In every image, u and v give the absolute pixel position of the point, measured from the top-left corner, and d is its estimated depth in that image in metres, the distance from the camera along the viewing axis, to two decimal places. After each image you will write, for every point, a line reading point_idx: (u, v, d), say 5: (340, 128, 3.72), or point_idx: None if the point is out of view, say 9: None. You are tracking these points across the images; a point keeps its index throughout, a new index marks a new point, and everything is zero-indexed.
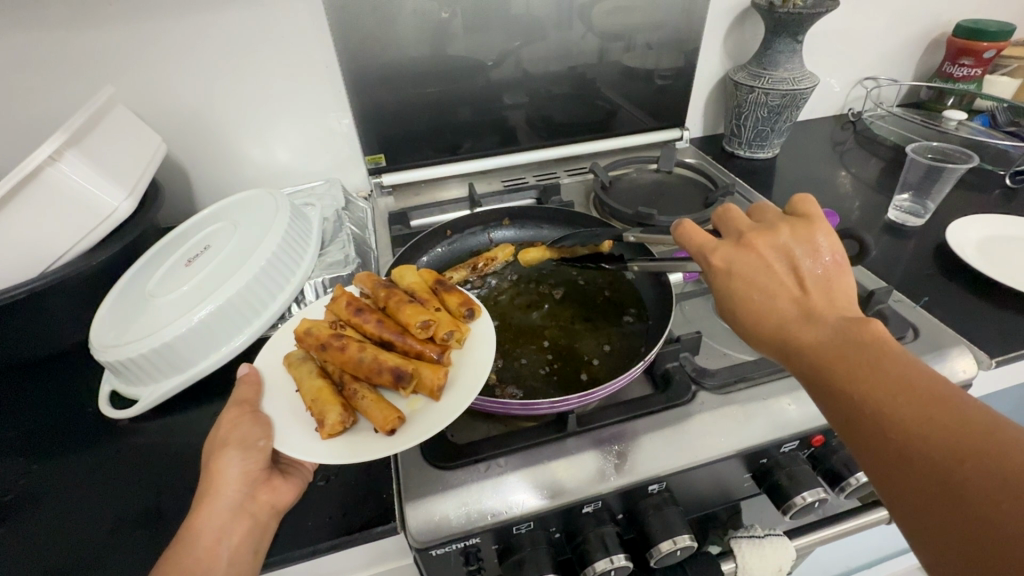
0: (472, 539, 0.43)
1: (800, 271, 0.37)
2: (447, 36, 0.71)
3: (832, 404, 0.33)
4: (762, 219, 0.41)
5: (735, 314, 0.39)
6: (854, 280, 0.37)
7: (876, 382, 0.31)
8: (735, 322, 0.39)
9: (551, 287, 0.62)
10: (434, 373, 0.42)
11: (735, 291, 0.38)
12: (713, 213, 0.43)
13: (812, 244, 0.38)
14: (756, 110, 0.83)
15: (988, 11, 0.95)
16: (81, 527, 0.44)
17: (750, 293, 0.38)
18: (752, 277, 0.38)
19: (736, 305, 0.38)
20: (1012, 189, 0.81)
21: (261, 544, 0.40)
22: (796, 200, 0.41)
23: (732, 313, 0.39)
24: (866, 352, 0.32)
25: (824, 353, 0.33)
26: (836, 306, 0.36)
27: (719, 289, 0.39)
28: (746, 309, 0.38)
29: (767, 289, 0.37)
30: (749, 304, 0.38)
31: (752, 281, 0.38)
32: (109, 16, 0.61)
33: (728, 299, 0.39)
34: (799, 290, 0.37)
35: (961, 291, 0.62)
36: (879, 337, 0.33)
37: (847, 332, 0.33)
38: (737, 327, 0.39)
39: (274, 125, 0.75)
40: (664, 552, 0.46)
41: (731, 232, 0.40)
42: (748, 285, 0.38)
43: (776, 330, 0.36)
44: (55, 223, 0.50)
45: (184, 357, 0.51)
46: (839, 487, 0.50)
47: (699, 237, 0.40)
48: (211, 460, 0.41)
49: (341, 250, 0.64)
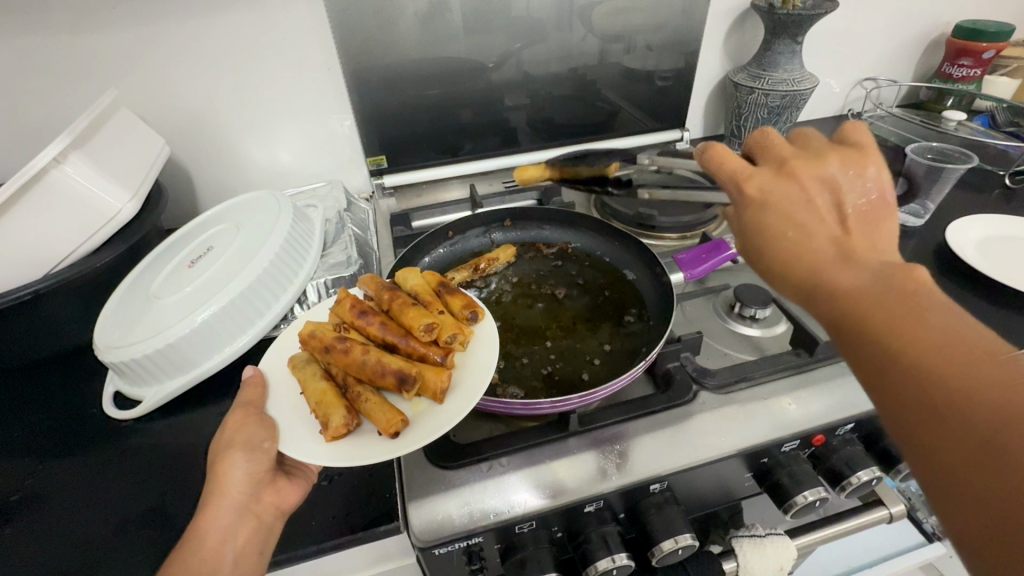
0: (475, 538, 0.43)
1: (842, 206, 0.35)
2: (448, 37, 0.72)
3: (863, 352, 0.31)
4: (805, 148, 0.40)
5: (759, 249, 0.37)
6: (898, 223, 0.35)
7: (919, 337, 0.29)
8: (757, 259, 0.37)
9: (552, 286, 0.63)
10: (437, 376, 0.42)
11: (767, 225, 0.36)
12: (748, 136, 0.42)
13: (860, 175, 0.36)
14: (756, 111, 0.83)
15: (987, 12, 0.96)
16: (87, 527, 0.44)
17: (782, 225, 0.35)
18: (789, 209, 0.36)
19: (761, 239, 0.36)
20: (1012, 189, 0.81)
21: (265, 545, 0.41)
22: (847, 131, 0.40)
23: (756, 250, 0.37)
24: (911, 303, 0.30)
25: (863, 299, 0.31)
26: (877, 248, 0.34)
27: (747, 219, 0.37)
28: (776, 247, 0.35)
29: (803, 225, 0.35)
30: (781, 239, 0.35)
31: (787, 211, 0.36)
32: (113, 20, 0.61)
33: (754, 231, 0.37)
34: (839, 229, 0.35)
35: (961, 291, 0.62)
36: (922, 287, 0.31)
37: (888, 277, 0.31)
38: (761, 265, 0.37)
39: (277, 127, 0.75)
40: (666, 551, 0.46)
41: (772, 160, 0.39)
42: (782, 215, 0.36)
43: (808, 272, 0.34)
44: (58, 225, 0.50)
45: (189, 358, 0.51)
46: (839, 487, 0.51)
47: (731, 158, 0.39)
48: (216, 462, 0.41)
49: (344, 251, 0.64)
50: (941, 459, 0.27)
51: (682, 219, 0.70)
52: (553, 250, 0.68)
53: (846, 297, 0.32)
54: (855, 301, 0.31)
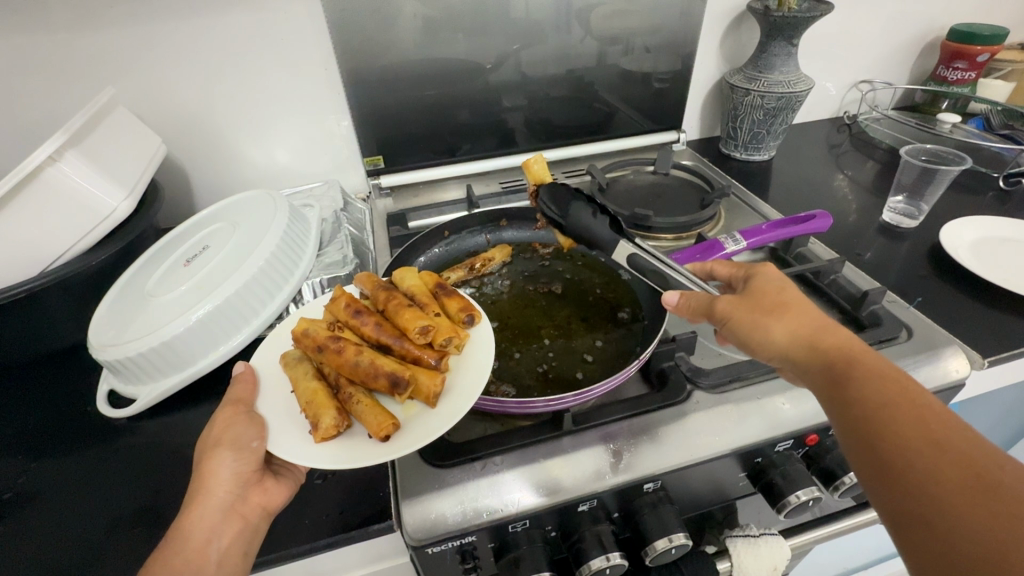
0: (468, 538, 0.43)
1: None
2: (445, 39, 0.72)
3: (850, 391, 0.35)
4: None
5: (751, 310, 0.41)
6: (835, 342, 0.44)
7: (897, 385, 0.34)
8: (742, 318, 0.41)
9: (547, 285, 0.63)
10: (430, 380, 0.42)
11: (777, 292, 0.42)
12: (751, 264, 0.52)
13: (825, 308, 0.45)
14: (752, 113, 0.84)
15: (982, 15, 0.96)
16: (80, 524, 0.44)
17: (779, 298, 0.41)
18: (793, 289, 0.42)
19: (756, 303, 0.41)
20: (1006, 191, 0.81)
21: (251, 546, 0.40)
22: None
23: (748, 310, 0.41)
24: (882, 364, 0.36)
25: (850, 352, 0.37)
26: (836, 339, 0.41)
27: (745, 292, 0.43)
28: (778, 307, 0.40)
29: (802, 300, 0.41)
30: (786, 302, 0.41)
31: (787, 295, 0.41)
32: (112, 19, 0.61)
33: (748, 300, 0.41)
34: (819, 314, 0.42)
35: (954, 291, 0.62)
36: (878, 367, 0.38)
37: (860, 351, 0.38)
38: (760, 314, 0.40)
39: (275, 127, 0.75)
40: (659, 550, 0.46)
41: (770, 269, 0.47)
42: (782, 295, 0.41)
43: (808, 326, 0.39)
44: (52, 223, 0.50)
45: (181, 356, 0.51)
46: (833, 487, 0.51)
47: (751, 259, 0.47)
48: (203, 460, 0.41)
49: (339, 251, 0.64)
50: (929, 483, 0.30)
51: (678, 220, 0.69)
52: (549, 250, 0.68)
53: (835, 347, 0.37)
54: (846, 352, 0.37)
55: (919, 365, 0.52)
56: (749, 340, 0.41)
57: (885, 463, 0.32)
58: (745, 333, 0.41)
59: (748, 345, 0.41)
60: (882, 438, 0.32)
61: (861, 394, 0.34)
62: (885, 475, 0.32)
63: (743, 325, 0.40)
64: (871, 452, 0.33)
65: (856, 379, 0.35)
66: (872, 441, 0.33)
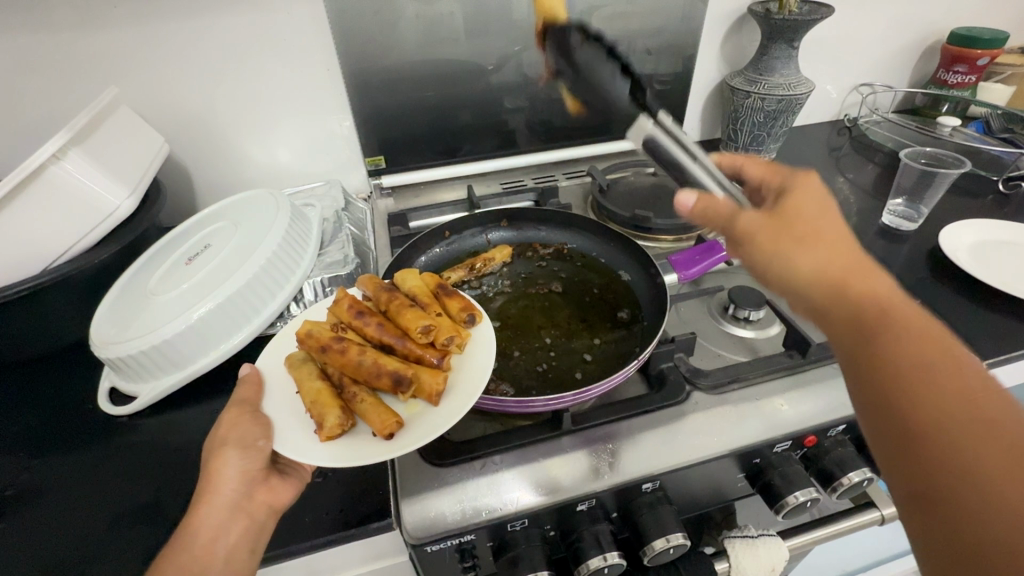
0: (467, 536, 0.43)
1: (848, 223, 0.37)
2: (448, 40, 0.72)
3: (875, 350, 0.32)
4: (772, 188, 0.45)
5: (780, 232, 0.35)
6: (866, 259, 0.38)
7: (925, 343, 0.31)
8: (768, 241, 0.35)
9: (546, 285, 0.63)
10: (433, 378, 0.42)
11: (811, 214, 0.36)
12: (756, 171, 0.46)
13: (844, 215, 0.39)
14: (752, 115, 0.84)
15: (982, 19, 0.97)
16: (81, 522, 0.44)
17: (810, 220, 0.35)
18: (824, 209, 0.36)
19: (784, 226, 0.35)
20: (1005, 195, 0.82)
21: (258, 543, 0.40)
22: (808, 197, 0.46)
23: (777, 234, 0.35)
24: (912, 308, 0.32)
25: (882, 300, 0.32)
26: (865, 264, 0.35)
27: (776, 212, 0.37)
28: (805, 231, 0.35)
29: (832, 223, 0.35)
30: (812, 230, 0.35)
31: (815, 217, 0.35)
32: (116, 19, 0.62)
33: (779, 222, 0.35)
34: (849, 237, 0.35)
35: (953, 294, 0.63)
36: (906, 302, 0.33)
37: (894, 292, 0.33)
38: (785, 241, 0.35)
39: (277, 127, 0.76)
40: (657, 550, 0.47)
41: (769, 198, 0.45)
42: (812, 216, 0.35)
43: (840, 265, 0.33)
44: (56, 222, 0.51)
45: (183, 355, 0.51)
46: (830, 487, 0.50)
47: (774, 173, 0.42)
48: (211, 459, 0.42)
49: (341, 250, 0.64)
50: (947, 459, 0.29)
51: (678, 221, 0.69)
52: (549, 250, 0.68)
53: (866, 293, 0.32)
54: (877, 299, 0.32)
55: None
56: (770, 272, 0.35)
57: (898, 428, 0.31)
58: (766, 264, 0.35)
59: (769, 276, 0.36)
60: (901, 404, 0.30)
61: (887, 349, 0.31)
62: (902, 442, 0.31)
63: (766, 253, 0.35)
64: (887, 412, 0.31)
65: (877, 341, 0.31)
66: (889, 403, 0.31)
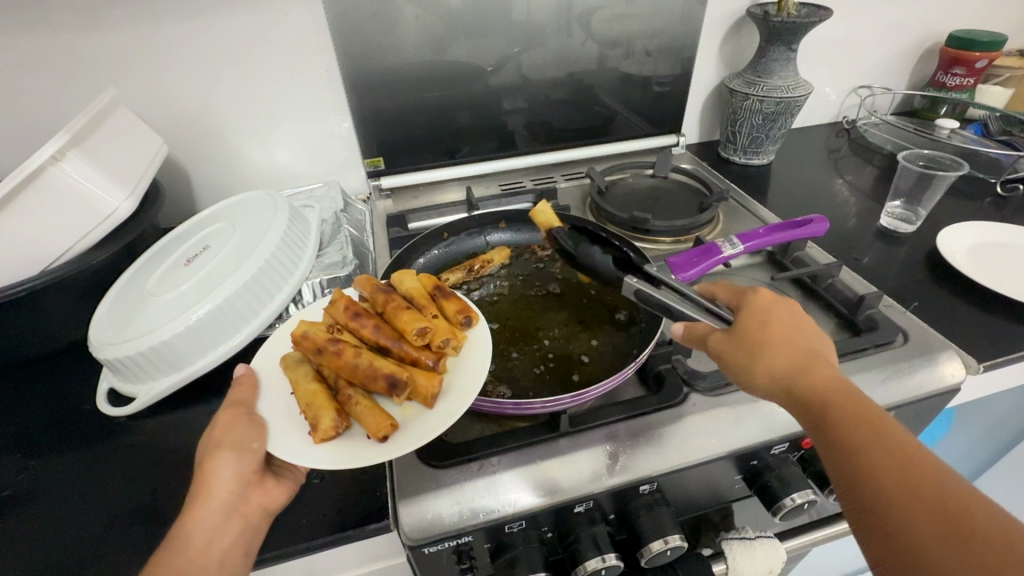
0: (464, 537, 0.43)
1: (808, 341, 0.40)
2: (448, 42, 0.72)
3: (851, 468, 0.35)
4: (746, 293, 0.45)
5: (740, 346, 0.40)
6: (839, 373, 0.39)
7: (884, 448, 0.34)
8: (732, 353, 0.40)
9: (544, 287, 0.63)
10: (428, 381, 0.42)
11: (778, 332, 0.40)
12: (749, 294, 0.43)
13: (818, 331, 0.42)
14: (751, 117, 0.84)
15: (981, 21, 0.97)
16: (78, 522, 0.44)
17: (766, 328, 0.40)
18: (788, 330, 0.40)
19: (742, 339, 0.40)
20: (1003, 197, 0.82)
21: (252, 545, 0.41)
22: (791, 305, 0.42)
23: (738, 347, 0.40)
24: (879, 420, 0.36)
25: (855, 411, 0.36)
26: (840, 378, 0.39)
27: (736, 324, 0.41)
28: (788, 361, 0.39)
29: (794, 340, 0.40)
30: (792, 355, 0.39)
31: (782, 325, 0.40)
32: (116, 21, 0.62)
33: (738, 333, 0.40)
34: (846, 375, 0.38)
35: (951, 296, 0.63)
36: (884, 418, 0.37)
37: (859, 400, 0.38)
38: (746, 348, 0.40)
39: (276, 128, 0.76)
40: (655, 552, 0.47)
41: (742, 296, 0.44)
42: (775, 322, 0.41)
43: (818, 383, 0.38)
44: (55, 222, 0.51)
45: (180, 355, 0.51)
46: (828, 489, 0.52)
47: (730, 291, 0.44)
48: (204, 461, 0.41)
49: (339, 251, 0.64)
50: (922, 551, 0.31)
51: (676, 223, 0.69)
52: (547, 252, 0.68)
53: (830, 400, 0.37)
54: (841, 407, 0.37)
55: (914, 370, 0.53)
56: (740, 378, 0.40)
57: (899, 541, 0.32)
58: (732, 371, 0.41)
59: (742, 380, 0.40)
60: (881, 509, 0.33)
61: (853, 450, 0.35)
62: (871, 515, 0.34)
63: (731, 363, 0.40)
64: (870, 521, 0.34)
65: (835, 415, 0.36)
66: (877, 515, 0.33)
